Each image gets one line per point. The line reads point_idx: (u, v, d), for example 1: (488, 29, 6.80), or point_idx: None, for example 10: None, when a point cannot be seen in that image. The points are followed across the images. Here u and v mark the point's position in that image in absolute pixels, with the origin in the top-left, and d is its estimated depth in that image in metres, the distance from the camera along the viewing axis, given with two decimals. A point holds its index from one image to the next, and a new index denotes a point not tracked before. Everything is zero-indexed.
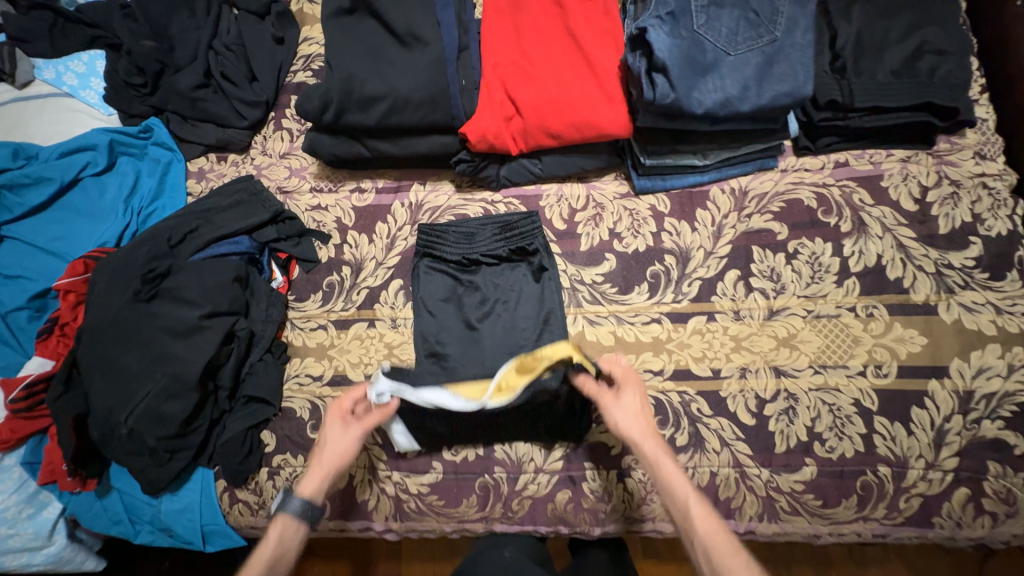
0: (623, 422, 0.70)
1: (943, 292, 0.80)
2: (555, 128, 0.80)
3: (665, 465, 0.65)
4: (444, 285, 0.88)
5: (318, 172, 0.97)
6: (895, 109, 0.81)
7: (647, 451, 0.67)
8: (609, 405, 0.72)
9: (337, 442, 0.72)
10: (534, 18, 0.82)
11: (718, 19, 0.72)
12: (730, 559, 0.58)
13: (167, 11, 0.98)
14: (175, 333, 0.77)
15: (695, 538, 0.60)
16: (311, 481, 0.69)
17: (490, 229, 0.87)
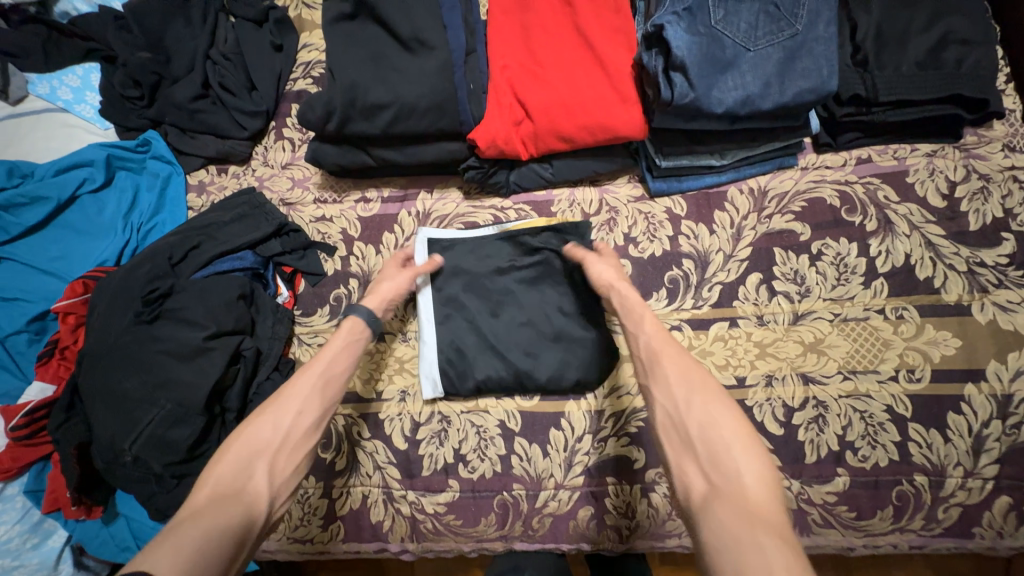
0: (604, 269, 0.73)
1: (976, 292, 0.76)
2: (567, 131, 0.77)
3: (625, 291, 0.68)
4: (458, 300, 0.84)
5: (322, 182, 0.94)
6: (921, 102, 0.78)
7: (614, 285, 0.70)
8: (592, 259, 0.75)
9: (393, 279, 0.79)
10: (542, 18, 0.79)
11: (737, 13, 0.68)
12: (667, 349, 0.59)
13: (162, 21, 0.95)
14: (178, 355, 0.74)
15: (640, 337, 0.62)
16: (375, 300, 0.76)
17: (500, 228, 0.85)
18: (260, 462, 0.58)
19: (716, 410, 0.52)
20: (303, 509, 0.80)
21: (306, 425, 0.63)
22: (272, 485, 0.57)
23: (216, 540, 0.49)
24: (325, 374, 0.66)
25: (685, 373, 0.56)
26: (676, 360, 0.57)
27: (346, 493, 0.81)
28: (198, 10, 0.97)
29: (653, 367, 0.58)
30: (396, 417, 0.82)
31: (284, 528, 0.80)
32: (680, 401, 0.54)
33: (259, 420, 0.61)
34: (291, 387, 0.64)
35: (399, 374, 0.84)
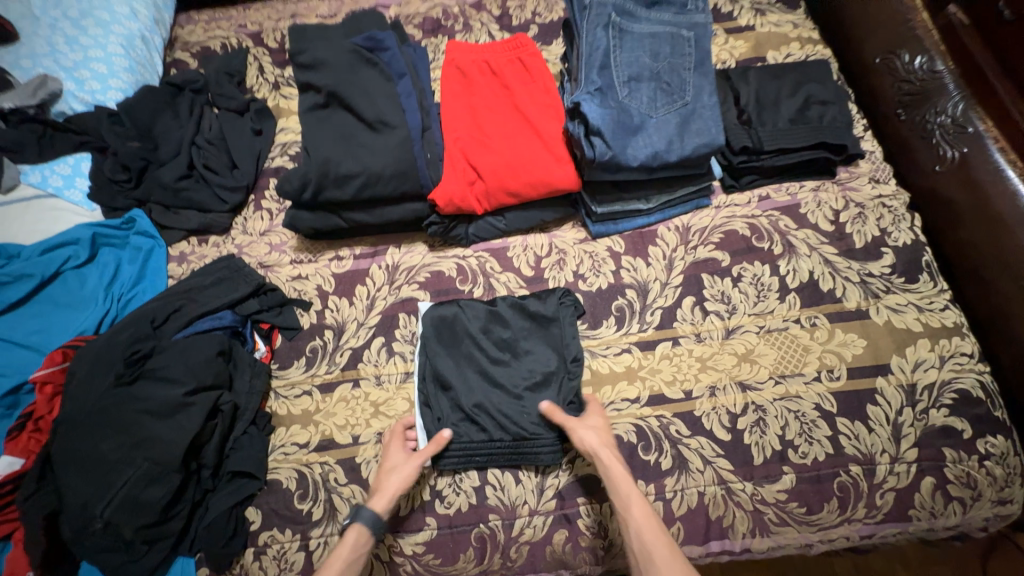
0: (588, 435, 0.78)
1: (870, 298, 0.90)
2: (514, 189, 0.91)
3: (616, 470, 0.75)
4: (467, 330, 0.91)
5: (298, 245, 1.03)
6: (797, 149, 0.96)
7: (606, 462, 0.75)
8: (575, 425, 0.80)
9: (402, 469, 0.79)
10: (485, 99, 0.95)
11: (639, 90, 0.85)
12: (659, 542, 0.68)
13: (152, 115, 1.07)
14: (157, 415, 0.77)
15: (627, 511, 0.71)
16: (382, 498, 0.76)
17: (479, 321, 0.91)
18: None
19: None
20: (279, 566, 0.79)
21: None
22: None
23: None
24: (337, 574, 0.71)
25: (667, 556, 0.66)
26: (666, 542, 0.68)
27: (323, 543, 0.80)
28: (186, 105, 1.10)
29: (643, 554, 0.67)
30: (372, 460, 0.85)
31: None
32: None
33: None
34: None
35: (374, 417, 0.88)
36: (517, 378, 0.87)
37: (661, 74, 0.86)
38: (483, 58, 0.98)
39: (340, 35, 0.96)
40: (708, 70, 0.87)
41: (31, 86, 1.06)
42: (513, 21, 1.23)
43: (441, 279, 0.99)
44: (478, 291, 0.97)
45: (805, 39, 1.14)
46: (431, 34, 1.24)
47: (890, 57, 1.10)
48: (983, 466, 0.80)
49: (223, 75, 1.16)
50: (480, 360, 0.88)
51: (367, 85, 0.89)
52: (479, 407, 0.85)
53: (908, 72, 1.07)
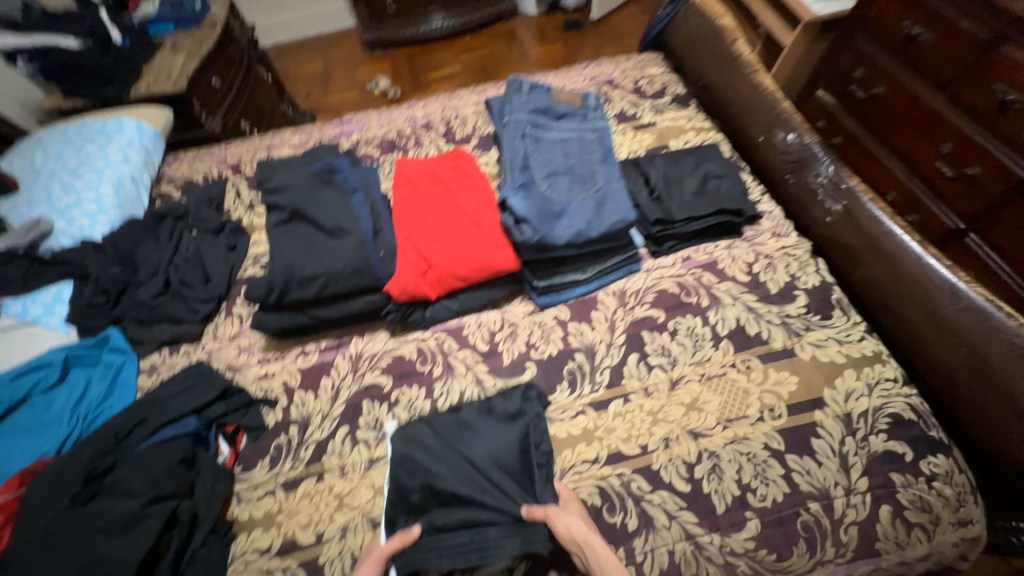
0: (576, 524, 0.78)
1: (793, 337, 0.99)
2: (461, 273, 1.02)
3: (609, 559, 0.74)
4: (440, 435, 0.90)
5: (266, 345, 1.09)
6: (703, 216, 1.11)
7: (598, 550, 0.75)
8: (558, 514, 0.79)
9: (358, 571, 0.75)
10: (431, 200, 1.10)
11: (557, 182, 1.01)
12: None
13: (134, 241, 1.19)
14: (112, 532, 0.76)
15: None
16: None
17: (448, 428, 0.91)
18: None
19: None
20: None
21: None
22: None
23: None
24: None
25: None
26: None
27: None
28: (167, 230, 1.23)
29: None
30: (336, 558, 0.83)
31: None
32: None
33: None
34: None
35: (339, 511, 0.88)
36: (500, 479, 0.85)
37: (575, 169, 1.02)
38: (426, 168, 1.15)
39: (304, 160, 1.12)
40: (613, 162, 1.05)
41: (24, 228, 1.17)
42: (457, 136, 1.45)
43: (402, 363, 1.04)
44: (438, 370, 1.03)
45: (699, 128, 1.39)
46: (388, 152, 1.45)
47: (770, 135, 1.34)
48: (932, 487, 0.83)
49: (204, 202, 1.31)
50: (461, 464, 0.85)
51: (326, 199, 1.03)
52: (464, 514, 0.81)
53: (786, 146, 1.30)
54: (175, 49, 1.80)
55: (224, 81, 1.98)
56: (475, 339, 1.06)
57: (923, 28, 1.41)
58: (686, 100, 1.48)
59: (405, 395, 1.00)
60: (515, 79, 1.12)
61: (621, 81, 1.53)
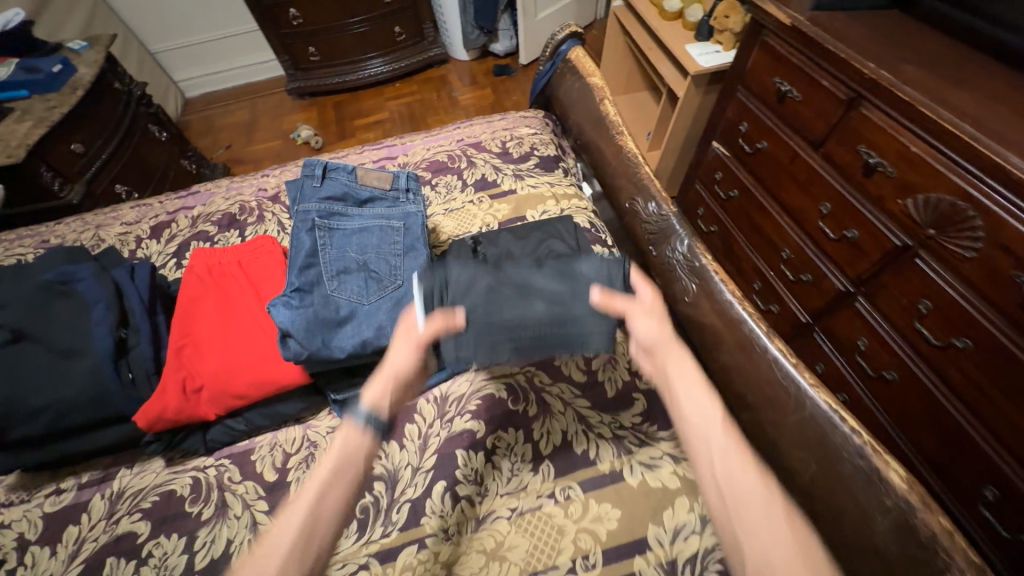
0: (648, 325, 0.77)
1: (624, 455, 0.85)
2: (236, 391, 0.86)
3: (694, 379, 0.70)
4: (472, 268, 0.85)
5: (16, 481, 0.91)
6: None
7: (684, 375, 0.71)
8: (636, 315, 0.78)
9: (398, 357, 0.75)
10: (215, 302, 0.95)
11: (347, 281, 0.87)
12: (737, 459, 0.62)
13: None
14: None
15: (693, 423, 0.66)
16: (381, 383, 0.71)
17: (501, 289, 0.83)
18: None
19: (764, 506, 0.58)
20: None
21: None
22: None
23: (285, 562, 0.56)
24: (315, 518, 0.60)
25: (769, 497, 0.58)
26: (282, 563, 0.56)
27: None
28: None
29: (656, 350, 0.74)
30: None
31: None
32: (753, 510, 0.57)
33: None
34: (278, 523, 0.59)
35: None
36: (558, 281, 0.84)
37: (370, 264, 0.89)
38: (213, 264, 1.02)
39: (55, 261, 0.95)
40: (419, 253, 0.92)
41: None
42: None
43: (169, 502, 0.86)
44: (208, 511, 0.85)
45: (561, 195, 1.29)
46: (226, 228, 1.31)
47: (634, 203, 1.26)
48: None
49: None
50: (506, 280, 0.84)
51: (60, 314, 0.86)
52: (505, 296, 0.82)
53: (648, 217, 1.21)
54: (23, 116, 1.67)
55: (91, 146, 1.85)
56: (260, 468, 0.89)
57: (790, 86, 1.35)
58: (552, 164, 1.38)
59: (160, 547, 0.82)
60: (312, 160, 0.99)
61: (488, 144, 1.44)
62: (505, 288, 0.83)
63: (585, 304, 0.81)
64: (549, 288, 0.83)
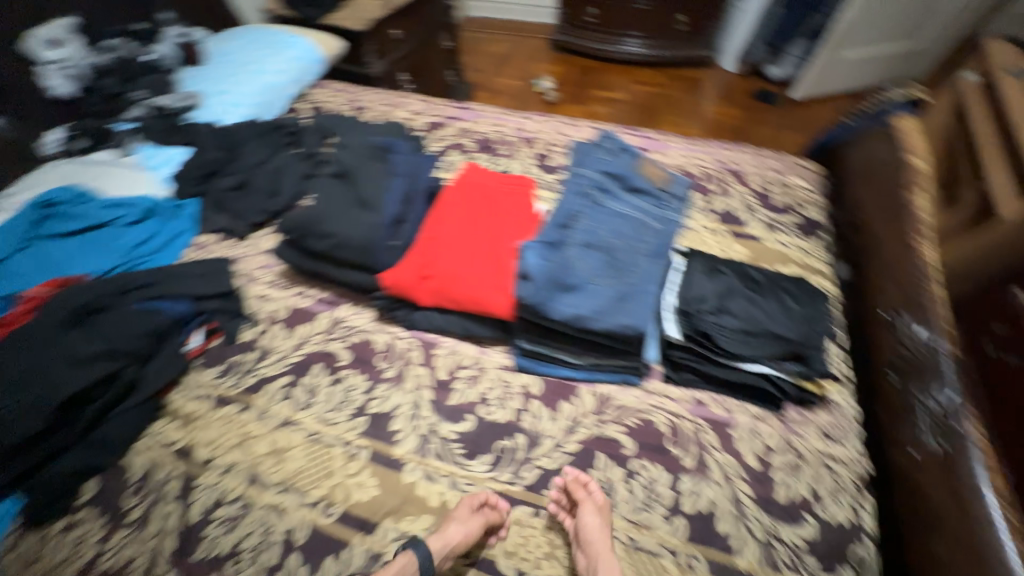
0: (591, 520, 0.77)
1: (767, 566, 0.78)
2: (454, 296, 0.98)
3: None
4: (701, 280, 1.01)
5: (281, 271, 1.18)
6: (753, 359, 0.92)
7: None
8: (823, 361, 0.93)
9: (457, 527, 0.78)
10: (467, 215, 1.06)
11: (589, 256, 0.90)
12: None
13: (246, 139, 1.37)
14: (75, 362, 0.87)
15: None
16: (439, 543, 0.77)
17: (712, 270, 1.04)
18: None
19: None
20: (72, 549, 0.82)
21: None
22: None
23: None
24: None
25: None
26: None
27: (118, 549, 0.81)
28: (274, 140, 1.40)
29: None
30: (208, 487, 0.87)
31: (44, 563, 0.81)
32: None
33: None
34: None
35: (236, 448, 0.92)
36: (782, 304, 1.00)
37: (614, 250, 0.91)
38: (483, 182, 1.14)
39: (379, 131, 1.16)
40: (662, 263, 0.91)
41: (177, 60, 1.49)
42: (548, 162, 1.40)
43: (368, 348, 1.05)
44: (391, 373, 1.01)
45: (808, 268, 1.14)
46: (481, 150, 1.46)
47: (892, 317, 1.05)
48: None
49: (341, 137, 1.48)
50: (734, 291, 1.01)
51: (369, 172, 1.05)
52: (736, 291, 1.01)
53: (908, 341, 0.99)
54: None
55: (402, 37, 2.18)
56: (437, 364, 1.01)
57: None
58: (811, 229, 1.23)
59: (349, 378, 1.00)
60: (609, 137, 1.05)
61: (749, 177, 1.33)
62: (727, 290, 1.01)
63: (788, 303, 1.01)
64: (772, 302, 1.00)
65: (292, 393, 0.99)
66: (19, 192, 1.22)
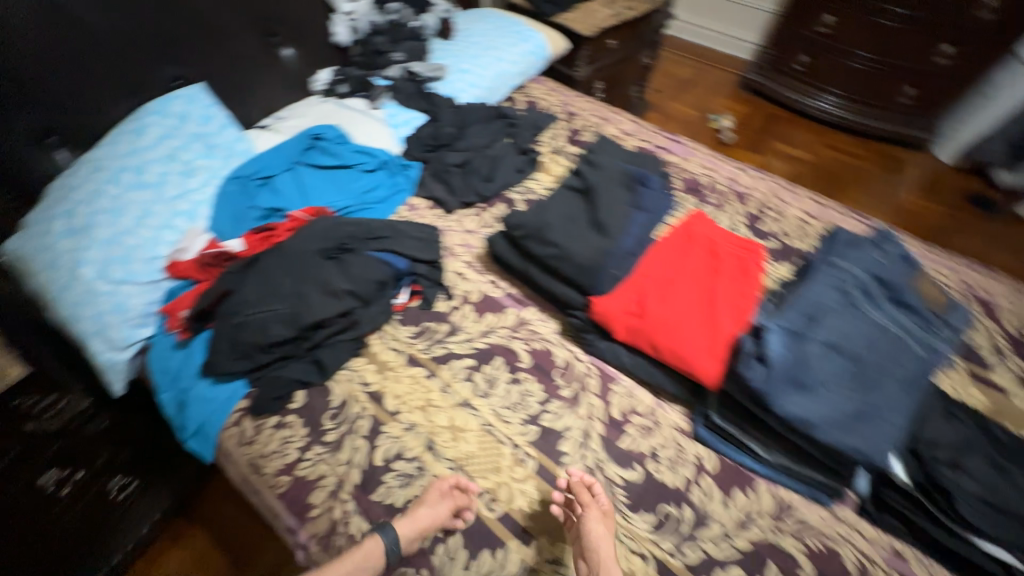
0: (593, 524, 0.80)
1: None
2: (659, 345, 0.96)
3: None
4: (941, 422, 0.89)
5: (479, 255, 1.25)
6: (991, 538, 0.78)
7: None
8: None
9: (430, 509, 0.83)
10: (691, 266, 1.03)
11: (832, 359, 0.85)
12: None
13: (474, 121, 1.46)
14: (327, 290, 0.99)
15: None
16: (409, 526, 0.82)
17: (954, 413, 0.90)
18: None
19: None
20: (278, 447, 0.94)
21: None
22: None
23: None
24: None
25: None
26: None
27: (313, 462, 0.92)
28: (496, 129, 1.48)
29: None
30: (391, 438, 0.94)
31: (256, 450, 0.94)
32: None
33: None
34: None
35: (419, 410, 0.98)
36: None
37: (861, 363, 0.85)
38: (716, 236, 1.09)
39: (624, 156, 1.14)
40: (912, 394, 0.83)
41: (436, 32, 1.61)
42: (760, 225, 1.31)
43: (548, 359, 1.06)
44: (567, 392, 1.01)
45: None
46: (688, 190, 1.40)
47: None
48: None
49: (568, 146, 1.55)
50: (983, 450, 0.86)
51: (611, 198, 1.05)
52: (986, 450, 0.86)
53: None
54: (606, 6, 2.07)
55: (614, 48, 2.18)
56: (613, 401, 1.00)
57: None
58: None
59: (527, 382, 1.03)
60: (878, 244, 1.03)
61: (1004, 315, 1.14)
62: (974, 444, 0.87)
63: None
64: None
65: (473, 376, 1.04)
66: (290, 119, 1.41)
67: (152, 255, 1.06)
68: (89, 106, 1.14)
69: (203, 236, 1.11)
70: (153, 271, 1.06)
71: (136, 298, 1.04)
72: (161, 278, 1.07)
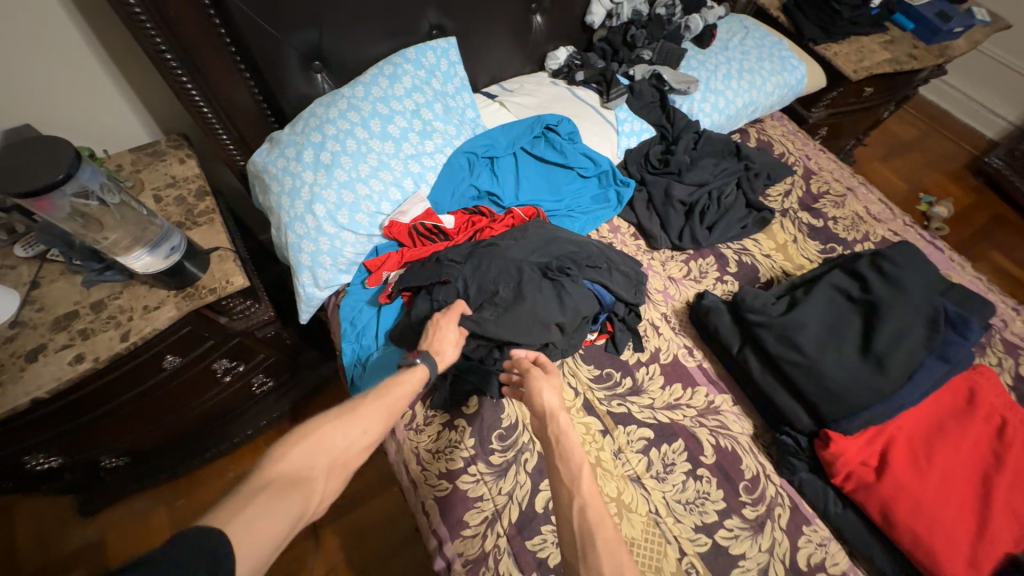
0: (547, 391, 0.77)
1: None
2: (897, 518, 0.79)
3: (567, 431, 0.72)
4: None
5: (677, 309, 1.12)
6: None
7: (559, 425, 0.72)
8: None
9: (445, 326, 0.86)
10: (963, 440, 0.86)
11: None
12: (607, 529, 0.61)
13: (708, 154, 1.30)
14: (542, 314, 0.93)
15: (573, 483, 0.65)
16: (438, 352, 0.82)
17: None
18: (326, 465, 0.61)
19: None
20: (442, 448, 0.92)
21: (353, 457, 0.65)
22: (319, 494, 0.59)
23: (337, 432, 0.64)
24: (390, 410, 0.71)
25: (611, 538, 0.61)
26: (375, 414, 0.69)
27: (476, 480, 0.89)
28: (729, 168, 1.30)
29: (556, 440, 0.71)
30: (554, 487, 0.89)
31: (422, 439, 0.94)
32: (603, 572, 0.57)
33: (250, 505, 0.52)
34: (368, 406, 0.69)
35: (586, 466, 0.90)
36: None
37: None
38: (1001, 417, 0.89)
39: (919, 279, 1.00)
40: None
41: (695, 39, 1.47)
42: None
43: (734, 464, 0.93)
44: (750, 515, 0.88)
45: None
46: None
47: None
48: None
49: (801, 210, 1.33)
50: None
51: (892, 331, 0.92)
52: None
53: None
54: (885, 46, 1.71)
55: (864, 98, 1.84)
56: (801, 546, 0.85)
57: None
58: None
59: (704, 482, 0.91)
60: None
61: None
62: None
63: None
64: None
65: (648, 449, 0.93)
66: (522, 95, 1.33)
67: (377, 211, 1.06)
68: (354, 37, 1.12)
69: (422, 203, 1.10)
70: (373, 225, 1.06)
71: (351, 246, 1.05)
72: (376, 233, 1.07)
